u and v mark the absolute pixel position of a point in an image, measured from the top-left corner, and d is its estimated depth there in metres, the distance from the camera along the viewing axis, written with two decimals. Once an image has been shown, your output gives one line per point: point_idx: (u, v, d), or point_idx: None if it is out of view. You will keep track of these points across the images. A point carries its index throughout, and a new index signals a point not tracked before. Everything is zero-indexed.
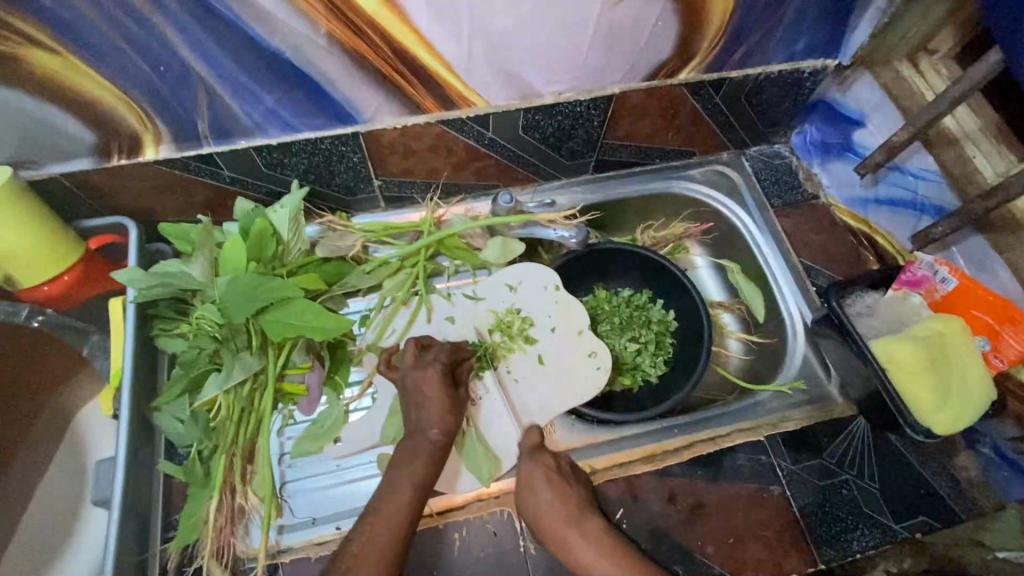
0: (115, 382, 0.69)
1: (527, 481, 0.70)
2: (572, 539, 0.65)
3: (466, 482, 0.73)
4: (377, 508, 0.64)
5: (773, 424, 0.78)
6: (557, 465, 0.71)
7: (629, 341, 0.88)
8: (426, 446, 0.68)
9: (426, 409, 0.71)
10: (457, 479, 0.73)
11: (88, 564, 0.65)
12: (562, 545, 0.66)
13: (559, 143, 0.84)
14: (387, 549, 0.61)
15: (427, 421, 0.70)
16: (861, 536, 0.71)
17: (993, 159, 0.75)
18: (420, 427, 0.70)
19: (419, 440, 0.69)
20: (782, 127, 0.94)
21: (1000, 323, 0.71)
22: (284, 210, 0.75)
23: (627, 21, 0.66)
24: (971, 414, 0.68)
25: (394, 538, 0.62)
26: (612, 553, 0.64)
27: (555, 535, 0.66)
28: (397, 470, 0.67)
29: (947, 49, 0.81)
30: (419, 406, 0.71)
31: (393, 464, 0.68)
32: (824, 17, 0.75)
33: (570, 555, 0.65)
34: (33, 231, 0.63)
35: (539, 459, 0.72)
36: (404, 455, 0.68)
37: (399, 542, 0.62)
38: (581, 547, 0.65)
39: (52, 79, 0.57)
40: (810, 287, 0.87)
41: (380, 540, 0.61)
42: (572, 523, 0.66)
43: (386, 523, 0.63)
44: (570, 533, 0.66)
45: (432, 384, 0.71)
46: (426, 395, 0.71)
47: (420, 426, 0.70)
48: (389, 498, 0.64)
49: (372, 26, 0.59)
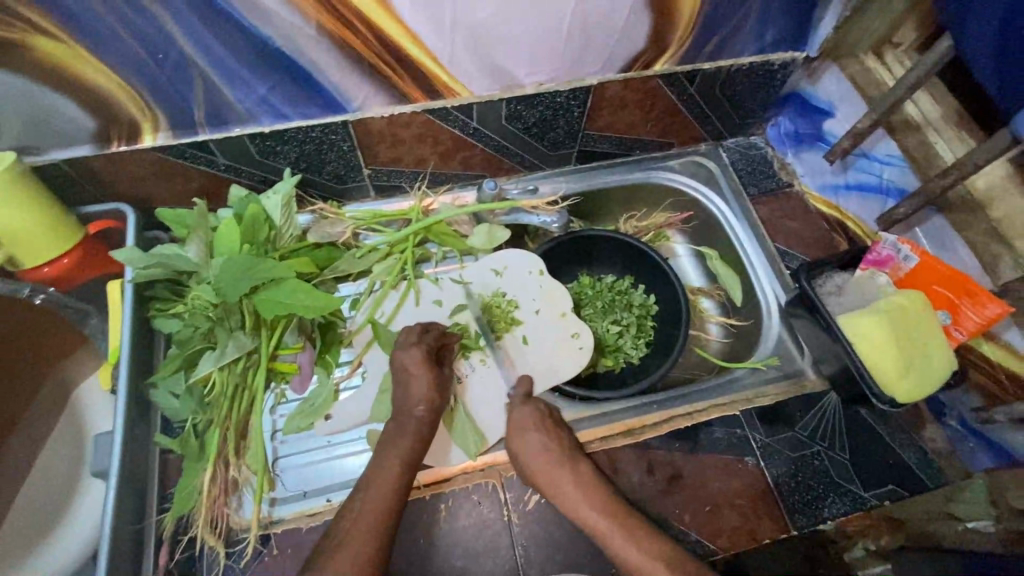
0: (113, 360, 0.72)
1: (517, 422, 0.74)
2: (560, 479, 0.70)
3: (458, 457, 0.76)
4: (368, 486, 0.67)
5: (749, 399, 0.81)
6: (547, 415, 0.75)
7: (611, 324, 0.92)
8: (414, 422, 0.71)
9: (415, 386, 0.73)
10: (447, 456, 0.76)
11: (87, 532, 0.68)
12: (548, 484, 0.71)
13: (542, 133, 0.88)
14: (374, 524, 0.63)
15: (416, 396, 0.73)
16: (832, 504, 0.74)
17: (953, 143, 0.81)
18: (406, 405, 0.73)
19: (407, 418, 0.71)
20: (756, 119, 0.97)
21: (959, 297, 0.74)
22: (276, 196, 0.77)
23: (601, 13, 0.70)
24: (931, 383, 0.71)
25: (384, 513, 0.64)
26: (595, 494, 0.70)
27: (541, 474, 0.71)
28: (387, 443, 0.70)
29: (910, 41, 0.87)
30: (404, 383, 0.74)
31: (384, 441, 0.71)
32: (790, 11, 0.79)
33: (556, 495, 0.70)
34: (38, 214, 0.66)
35: (530, 407, 0.75)
36: (393, 429, 0.71)
37: (386, 515, 0.64)
38: (568, 486, 0.70)
39: (55, 66, 0.60)
40: (784, 270, 0.90)
41: (370, 514, 0.64)
42: (561, 466, 0.71)
43: (376, 501, 0.65)
44: (560, 474, 0.71)
45: (416, 366, 0.74)
46: (410, 372, 0.74)
47: (408, 403, 0.72)
48: (378, 467, 0.68)
49: (360, 17, 0.62)
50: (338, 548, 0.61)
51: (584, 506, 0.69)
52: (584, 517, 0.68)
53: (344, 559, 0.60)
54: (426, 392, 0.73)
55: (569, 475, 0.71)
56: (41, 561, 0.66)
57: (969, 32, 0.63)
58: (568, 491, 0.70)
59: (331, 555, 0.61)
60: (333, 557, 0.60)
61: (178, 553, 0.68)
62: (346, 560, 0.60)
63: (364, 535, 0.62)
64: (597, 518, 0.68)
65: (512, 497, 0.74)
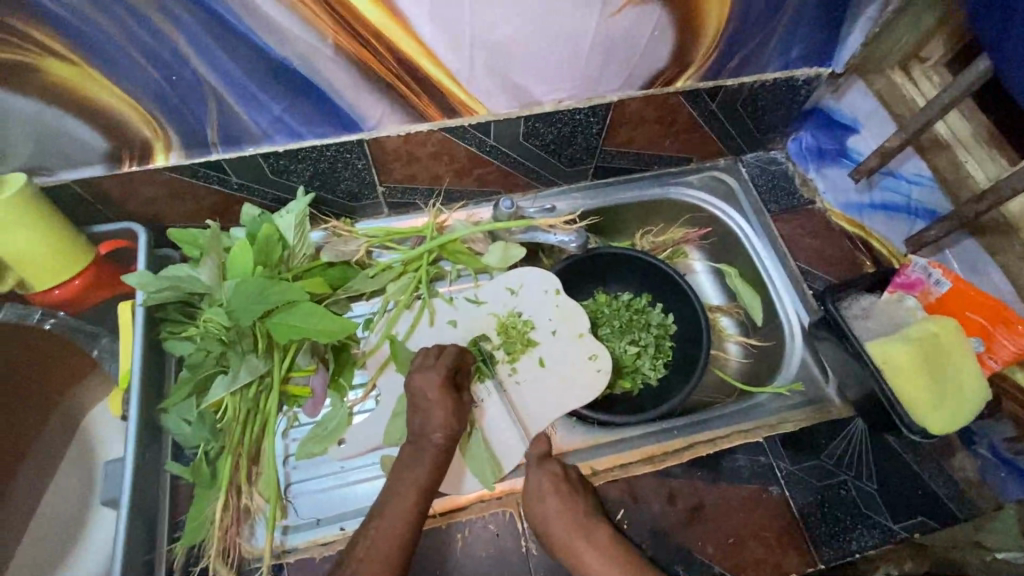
0: (123, 385, 0.71)
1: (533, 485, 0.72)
2: (581, 548, 0.67)
3: (472, 481, 0.75)
4: (383, 511, 0.65)
5: (772, 425, 0.79)
6: (566, 474, 0.73)
7: (628, 344, 0.89)
8: (429, 451, 0.69)
9: (429, 414, 0.71)
10: (461, 480, 0.74)
11: (97, 562, 0.66)
12: (572, 554, 0.68)
13: (559, 150, 0.86)
14: (388, 556, 0.62)
15: (429, 424, 0.71)
16: (859, 537, 0.72)
17: (984, 164, 0.76)
18: (424, 432, 0.71)
19: (424, 443, 0.70)
20: (777, 133, 0.95)
21: (993, 324, 0.72)
22: (289, 215, 0.76)
23: (624, 30, 0.68)
24: (965, 415, 0.69)
25: (399, 543, 0.63)
26: (622, 564, 0.67)
27: (564, 543, 0.68)
28: (399, 474, 0.68)
29: (938, 57, 0.83)
30: (420, 408, 0.72)
31: (397, 470, 0.68)
32: (817, 26, 0.77)
33: (582, 563, 0.67)
34: (49, 236, 0.65)
35: (548, 469, 0.73)
36: (407, 459, 0.69)
37: (404, 544, 0.63)
38: (590, 555, 0.67)
39: (67, 87, 0.59)
40: (808, 291, 0.88)
41: (387, 544, 0.62)
42: (583, 536, 0.68)
43: (391, 528, 0.63)
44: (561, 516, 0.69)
45: (432, 390, 0.72)
46: (429, 400, 0.72)
47: (424, 430, 0.71)
48: (392, 499, 0.66)
49: (378, 37, 0.61)
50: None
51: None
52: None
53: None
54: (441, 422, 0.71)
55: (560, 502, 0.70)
56: None
57: (1008, 52, 0.61)
58: (570, 533, 0.68)
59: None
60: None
61: None
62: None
63: (381, 565, 0.61)
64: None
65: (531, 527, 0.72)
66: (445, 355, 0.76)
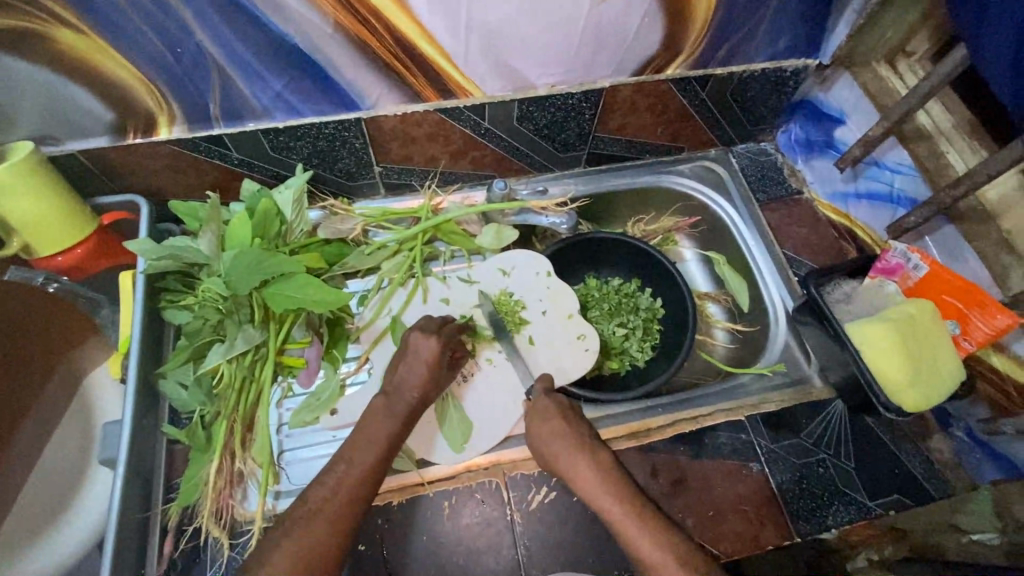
0: (124, 350, 0.73)
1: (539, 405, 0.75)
2: (580, 466, 0.69)
3: (442, 445, 0.77)
4: (352, 456, 0.64)
5: (754, 405, 0.81)
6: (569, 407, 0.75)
7: (617, 326, 0.91)
8: (403, 406, 0.69)
9: (411, 367, 0.72)
10: (432, 443, 0.77)
11: (94, 521, 0.69)
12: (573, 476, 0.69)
13: (553, 135, 0.88)
14: (347, 502, 0.61)
15: (408, 380, 0.71)
16: (836, 512, 0.74)
17: (964, 154, 0.79)
18: (399, 387, 0.71)
19: (396, 400, 0.70)
20: (768, 124, 0.98)
21: (968, 307, 0.74)
22: (288, 191, 0.78)
23: (615, 16, 0.70)
24: (938, 393, 0.72)
25: (361, 487, 0.62)
26: (616, 485, 0.68)
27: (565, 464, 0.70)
28: (365, 429, 0.67)
29: (923, 51, 0.86)
30: (404, 361, 0.73)
31: (368, 419, 0.68)
32: (804, 17, 0.79)
33: (580, 483, 0.69)
34: (53, 203, 0.67)
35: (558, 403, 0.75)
36: (376, 412, 0.68)
37: (361, 499, 0.62)
38: (593, 483, 0.68)
39: (75, 57, 0.61)
40: (793, 277, 0.90)
41: (350, 490, 0.62)
42: (584, 457, 0.70)
43: (359, 471, 0.63)
44: (578, 463, 0.69)
45: (427, 355, 0.72)
46: (413, 355, 0.73)
47: (400, 384, 0.71)
48: (364, 449, 0.65)
49: (376, 17, 0.63)
50: (313, 519, 0.58)
51: (602, 495, 0.67)
52: (600, 506, 0.67)
53: (316, 532, 0.58)
54: (418, 375, 0.71)
55: (571, 453, 0.70)
56: (49, 547, 0.67)
57: (983, 40, 0.63)
58: (583, 477, 0.69)
59: (304, 525, 0.58)
60: (300, 531, 0.58)
61: (182, 544, 0.68)
62: (319, 534, 0.58)
63: (346, 504, 0.61)
64: (616, 510, 0.66)
65: (516, 497, 0.74)
66: (443, 326, 0.78)
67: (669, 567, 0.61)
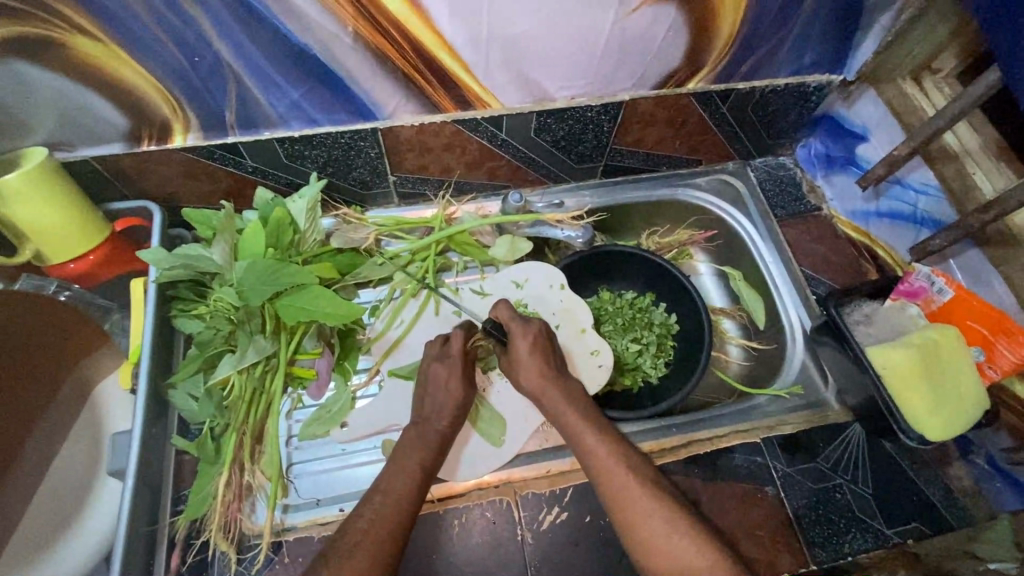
0: (134, 359, 0.72)
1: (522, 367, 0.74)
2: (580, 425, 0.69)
3: (478, 446, 0.77)
4: (388, 486, 0.62)
5: (770, 427, 0.79)
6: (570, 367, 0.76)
7: (631, 342, 0.89)
8: (434, 434, 0.68)
9: (440, 393, 0.71)
10: (468, 443, 0.77)
11: (101, 532, 0.68)
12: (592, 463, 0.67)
13: (570, 147, 0.87)
14: (392, 529, 0.58)
15: (437, 409, 0.70)
16: (853, 540, 0.72)
17: (991, 175, 0.77)
18: (430, 416, 0.70)
19: (429, 429, 0.68)
20: (788, 138, 0.96)
21: (994, 334, 0.73)
22: (302, 200, 0.77)
23: (638, 30, 0.69)
24: (962, 423, 0.70)
25: (399, 521, 0.60)
26: (631, 466, 0.66)
27: (581, 448, 0.68)
28: (398, 454, 0.66)
29: (950, 68, 0.81)
30: (429, 393, 0.71)
31: (402, 446, 0.67)
32: (830, 33, 0.77)
33: (598, 470, 0.66)
34: (66, 211, 0.67)
35: (558, 383, 0.73)
36: (411, 439, 0.68)
37: (395, 543, 0.58)
38: (592, 441, 0.68)
39: (92, 65, 0.60)
40: (811, 295, 0.88)
41: (389, 518, 0.59)
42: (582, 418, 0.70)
43: (396, 501, 0.61)
44: (578, 422, 0.70)
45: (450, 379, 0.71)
46: (433, 385, 0.72)
47: (432, 413, 0.70)
48: (397, 474, 0.63)
49: (397, 28, 0.62)
50: (354, 550, 0.56)
51: (611, 464, 0.66)
52: (595, 459, 0.67)
53: (358, 566, 0.54)
54: (448, 403, 0.70)
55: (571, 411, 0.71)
56: (58, 557, 0.66)
57: (1019, 64, 0.61)
58: (583, 433, 0.69)
59: (347, 555, 0.55)
60: (343, 563, 0.55)
61: (190, 557, 0.67)
62: (364, 563, 0.55)
63: (383, 536, 0.57)
64: (632, 494, 0.63)
65: (527, 516, 0.73)
66: (456, 343, 0.75)
67: (696, 562, 0.58)
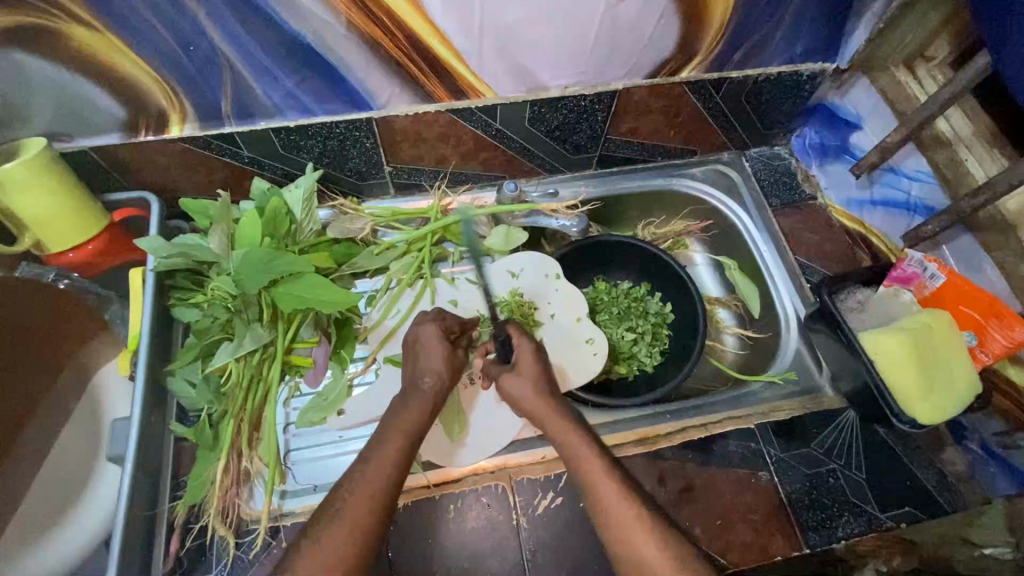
0: (133, 347, 0.73)
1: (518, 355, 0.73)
2: (552, 418, 0.69)
3: (482, 431, 0.78)
4: (368, 457, 0.62)
5: (764, 413, 0.80)
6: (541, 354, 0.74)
7: (625, 331, 0.90)
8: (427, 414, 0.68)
9: None
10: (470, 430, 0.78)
11: (101, 516, 0.69)
12: (570, 458, 0.66)
13: (565, 137, 0.87)
14: (376, 497, 0.59)
15: (422, 370, 0.70)
16: (846, 524, 0.73)
17: (984, 162, 0.78)
18: (415, 383, 0.69)
19: (413, 395, 0.68)
20: (782, 128, 0.97)
21: (986, 318, 0.73)
22: (297, 189, 0.78)
23: (631, 17, 0.69)
24: (953, 406, 0.70)
25: (384, 488, 0.60)
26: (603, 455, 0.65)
27: (559, 443, 0.67)
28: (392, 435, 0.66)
29: (943, 57, 0.83)
30: (415, 358, 0.72)
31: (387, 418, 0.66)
32: (821, 21, 0.78)
33: (572, 459, 0.66)
34: (65, 200, 0.67)
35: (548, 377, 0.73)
36: (398, 409, 0.67)
37: (377, 514, 0.58)
38: (564, 431, 0.67)
39: (88, 54, 0.61)
40: (805, 283, 0.89)
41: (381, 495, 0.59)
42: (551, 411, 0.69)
43: (377, 471, 0.60)
44: (545, 415, 0.69)
45: (435, 351, 0.71)
46: (424, 347, 0.72)
47: (416, 377, 0.69)
48: (386, 445, 0.63)
49: (388, 15, 0.62)
50: (333, 519, 0.56)
51: (587, 455, 0.65)
52: (568, 446, 0.66)
53: (335, 536, 0.55)
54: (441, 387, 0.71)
55: (538, 406, 0.69)
56: (59, 541, 0.67)
57: (1005, 49, 0.62)
58: (552, 425, 0.68)
59: (325, 525, 0.56)
60: (323, 534, 0.55)
61: (189, 542, 0.68)
62: (339, 535, 0.55)
63: (364, 504, 0.58)
64: (602, 482, 0.62)
65: (523, 501, 0.74)
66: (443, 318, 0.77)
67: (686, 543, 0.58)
